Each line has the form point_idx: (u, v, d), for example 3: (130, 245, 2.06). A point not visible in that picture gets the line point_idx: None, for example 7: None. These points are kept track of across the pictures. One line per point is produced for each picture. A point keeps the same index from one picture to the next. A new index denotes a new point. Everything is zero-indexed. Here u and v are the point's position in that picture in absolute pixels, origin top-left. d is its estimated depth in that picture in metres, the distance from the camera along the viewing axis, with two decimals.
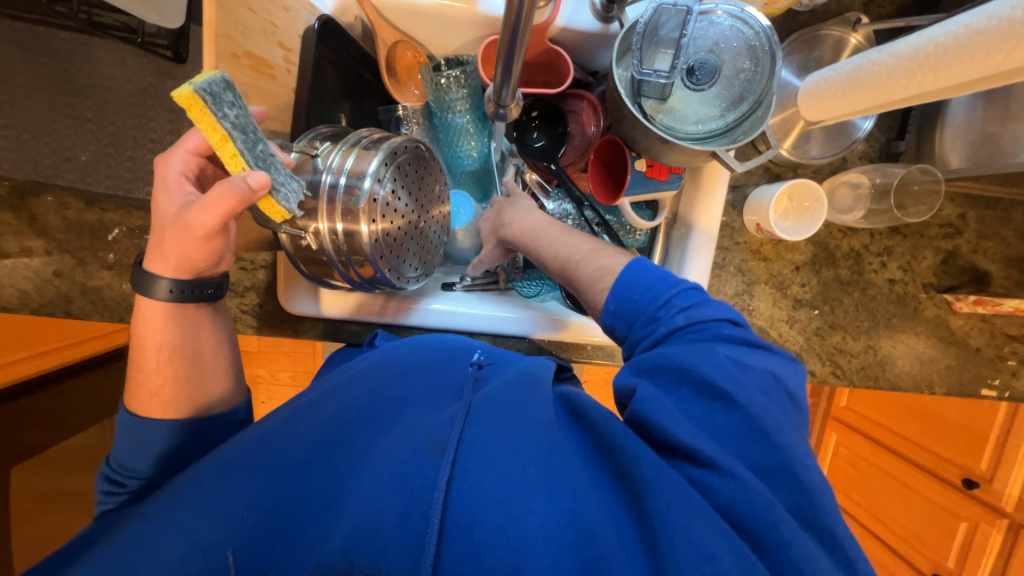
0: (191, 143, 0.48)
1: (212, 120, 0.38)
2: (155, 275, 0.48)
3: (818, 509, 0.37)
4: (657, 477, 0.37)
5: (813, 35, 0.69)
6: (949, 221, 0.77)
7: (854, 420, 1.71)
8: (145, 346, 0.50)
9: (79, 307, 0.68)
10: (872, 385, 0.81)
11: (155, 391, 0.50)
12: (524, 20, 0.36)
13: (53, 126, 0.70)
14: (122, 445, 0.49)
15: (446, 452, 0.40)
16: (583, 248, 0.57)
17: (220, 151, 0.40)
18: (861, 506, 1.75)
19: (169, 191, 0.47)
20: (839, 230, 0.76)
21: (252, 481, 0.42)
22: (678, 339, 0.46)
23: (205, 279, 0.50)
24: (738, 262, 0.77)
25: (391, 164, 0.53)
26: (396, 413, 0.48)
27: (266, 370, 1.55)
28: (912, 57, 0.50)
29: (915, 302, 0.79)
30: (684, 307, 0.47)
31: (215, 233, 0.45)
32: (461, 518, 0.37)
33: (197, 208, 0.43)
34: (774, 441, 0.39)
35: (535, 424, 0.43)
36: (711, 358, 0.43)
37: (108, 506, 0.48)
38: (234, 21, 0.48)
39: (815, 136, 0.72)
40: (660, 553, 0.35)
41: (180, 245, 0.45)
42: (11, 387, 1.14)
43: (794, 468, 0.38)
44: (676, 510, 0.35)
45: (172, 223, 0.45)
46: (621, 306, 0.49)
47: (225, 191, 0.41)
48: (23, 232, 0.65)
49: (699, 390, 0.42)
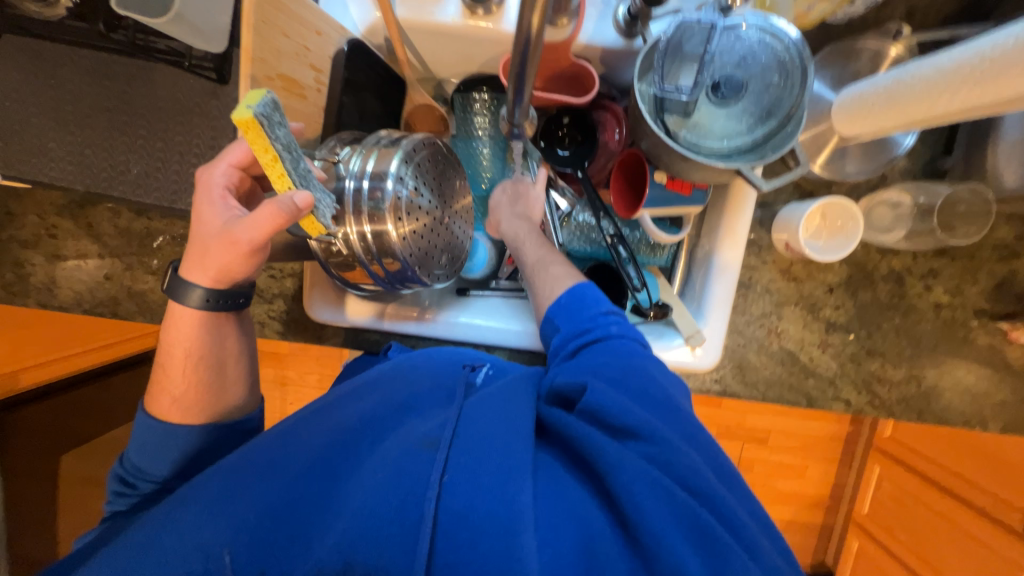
0: (234, 156, 0.51)
1: (264, 142, 0.38)
2: (192, 283, 0.51)
3: (735, 478, 0.48)
4: (619, 458, 0.43)
5: (848, 48, 0.67)
6: (1005, 243, 0.71)
7: (901, 453, 1.60)
8: (174, 352, 0.53)
9: (125, 308, 0.76)
10: (915, 418, 0.75)
11: (177, 397, 0.53)
12: (534, 43, 0.37)
13: (110, 142, 0.67)
14: (136, 448, 0.53)
15: (440, 447, 0.45)
16: (537, 256, 0.64)
17: (269, 171, 0.41)
18: (906, 547, 1.62)
19: (213, 204, 0.49)
20: (877, 251, 0.72)
21: (259, 483, 0.44)
22: (604, 350, 0.52)
23: (237, 289, 0.53)
24: (766, 282, 0.73)
25: (411, 160, 0.55)
26: (382, 407, 0.51)
27: (296, 373, 1.60)
28: (955, 72, 0.47)
29: (965, 330, 0.73)
30: (617, 319, 0.56)
31: (259, 249, 0.47)
32: (456, 508, 0.40)
33: (245, 226, 0.45)
34: (696, 436, 0.48)
35: (525, 411, 0.48)
36: (635, 362, 0.51)
37: (120, 506, 0.53)
38: (270, 47, 0.51)
39: (852, 153, 0.69)
40: (633, 527, 0.40)
41: (225, 258, 0.48)
42: (65, 379, 1.24)
43: (711, 445, 0.49)
44: (639, 486, 0.42)
45: (218, 236, 0.48)
46: (571, 301, 0.57)
47: (275, 211, 0.43)
48: (81, 238, 0.75)
49: (629, 390, 0.49)
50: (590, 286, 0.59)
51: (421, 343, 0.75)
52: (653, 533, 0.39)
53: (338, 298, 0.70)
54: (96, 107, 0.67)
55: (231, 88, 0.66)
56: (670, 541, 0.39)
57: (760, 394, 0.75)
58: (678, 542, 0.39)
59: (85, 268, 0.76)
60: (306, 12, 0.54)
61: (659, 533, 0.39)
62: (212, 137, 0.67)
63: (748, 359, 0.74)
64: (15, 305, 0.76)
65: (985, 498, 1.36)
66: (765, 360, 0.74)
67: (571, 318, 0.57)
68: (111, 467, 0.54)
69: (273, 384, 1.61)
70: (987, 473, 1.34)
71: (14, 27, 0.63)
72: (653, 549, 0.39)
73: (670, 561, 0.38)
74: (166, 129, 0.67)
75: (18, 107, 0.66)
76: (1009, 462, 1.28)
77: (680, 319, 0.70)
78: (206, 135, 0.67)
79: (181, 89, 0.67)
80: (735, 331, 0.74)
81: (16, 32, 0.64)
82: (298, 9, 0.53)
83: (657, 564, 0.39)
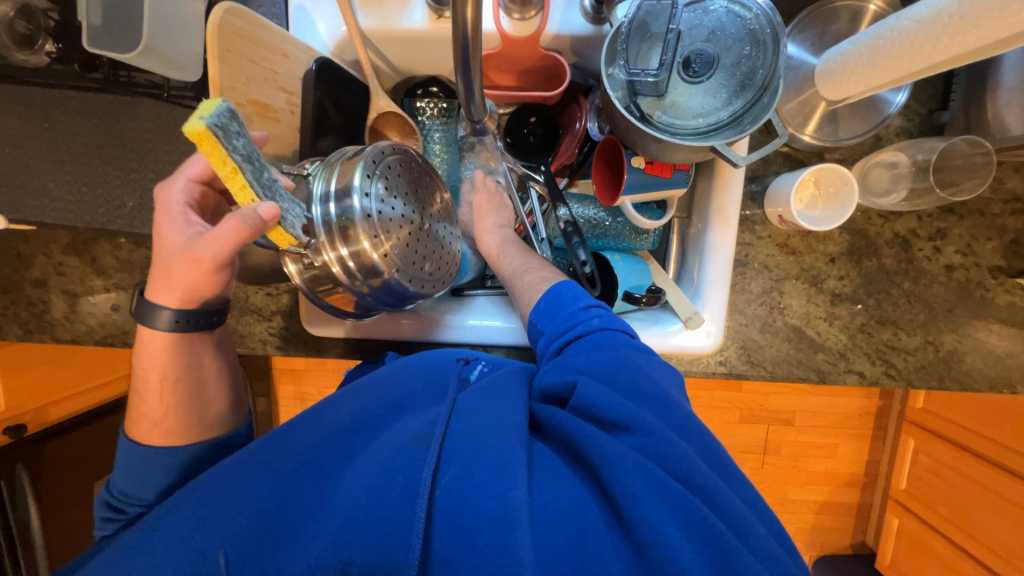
0: (192, 172, 0.52)
1: (222, 155, 0.38)
2: (159, 304, 0.52)
3: (731, 469, 0.47)
4: (611, 449, 0.43)
5: (827, 8, 0.64)
6: (1016, 195, 0.68)
7: (935, 424, 1.53)
8: (148, 376, 0.54)
9: (133, 336, 0.79)
10: (936, 385, 0.72)
11: (157, 419, 0.55)
12: (473, 36, 0.37)
13: (105, 179, 0.70)
14: (122, 472, 0.54)
15: (432, 443, 0.45)
16: (513, 262, 0.66)
17: (230, 183, 0.41)
18: (950, 521, 1.55)
19: (174, 222, 0.50)
20: (879, 215, 0.69)
21: (251, 484, 0.45)
22: (593, 346, 0.52)
23: (209, 308, 0.54)
24: (764, 258, 0.71)
25: (374, 174, 0.55)
26: (382, 414, 0.53)
27: (313, 388, 1.64)
28: (936, 20, 0.45)
29: (981, 291, 0.70)
30: (598, 313, 0.56)
31: (224, 264, 0.49)
32: (448, 505, 0.41)
33: (209, 242, 0.46)
34: (688, 425, 0.47)
35: (516, 407, 0.48)
36: (620, 355, 0.51)
37: (109, 531, 0.54)
38: (237, 72, 0.52)
39: (842, 116, 0.66)
40: (627, 518, 0.40)
41: (190, 276, 0.49)
42: (93, 410, 1.29)
43: (706, 435, 0.48)
44: (633, 477, 0.41)
45: (182, 255, 0.49)
46: (551, 301, 0.58)
47: (237, 224, 0.44)
48: (87, 273, 0.78)
49: (617, 384, 0.49)
50: (571, 282, 0.60)
51: (418, 348, 0.75)
52: (648, 524, 0.39)
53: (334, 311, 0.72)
54: (88, 146, 0.69)
55: None
56: (665, 532, 0.38)
57: (768, 373, 0.73)
58: (672, 531, 0.38)
59: (93, 301, 0.78)
60: (271, 37, 0.56)
61: (653, 522, 0.39)
62: None
63: (752, 339, 0.72)
64: (34, 342, 0.79)
65: None
66: (770, 338, 0.72)
67: (551, 319, 0.57)
68: (99, 494, 0.55)
69: (293, 400, 1.64)
70: None
71: (6, 79, 0.66)
72: (648, 538, 0.38)
73: (664, 551, 0.38)
74: (155, 161, 0.69)
75: (17, 153, 0.69)
76: None
77: (678, 303, 0.69)
78: None
79: (165, 120, 0.69)
80: (736, 311, 0.72)
81: (7, 82, 0.67)
82: (263, 34, 0.54)
83: (651, 555, 0.38)
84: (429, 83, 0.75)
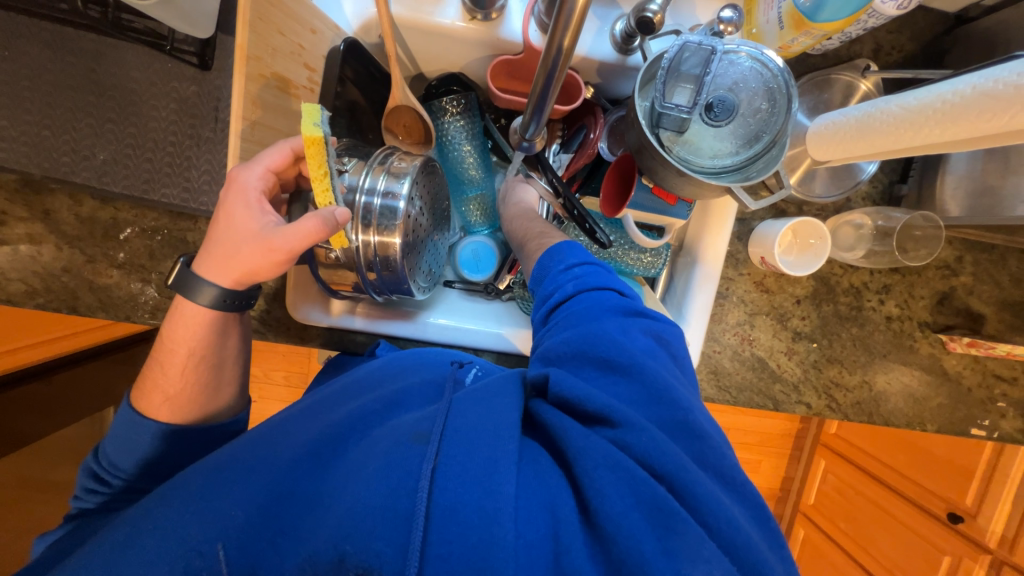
0: (271, 161, 0.49)
1: (323, 158, 0.44)
2: (208, 280, 0.49)
3: (717, 452, 0.45)
4: (586, 443, 0.44)
5: (823, 78, 0.71)
6: (947, 262, 0.79)
7: (844, 447, 1.74)
8: (176, 350, 0.51)
9: (84, 303, 0.71)
10: (866, 420, 0.82)
11: (171, 395, 0.51)
12: (565, 54, 0.40)
13: (73, 125, 0.62)
14: (115, 441, 0.50)
15: (430, 440, 0.43)
16: (536, 227, 0.67)
17: (316, 185, 0.46)
18: (847, 535, 1.75)
19: (248, 208, 0.47)
20: (840, 267, 0.79)
21: (241, 481, 0.42)
22: (570, 317, 0.52)
23: (250, 292, 0.52)
24: (741, 293, 0.78)
25: (418, 178, 0.58)
26: (369, 403, 0.50)
27: (260, 369, 1.54)
28: (920, 112, 0.52)
29: (910, 341, 0.81)
30: (578, 277, 0.55)
31: (296, 258, 0.47)
32: (444, 502, 0.39)
33: (286, 235, 0.45)
34: (670, 402, 0.46)
35: (511, 404, 0.47)
36: (598, 326, 0.50)
37: (88, 505, 0.50)
38: (265, 43, 0.49)
39: (820, 175, 0.75)
40: (593, 512, 0.40)
41: (256, 263, 0.47)
42: None
43: (687, 421, 0.45)
44: (603, 470, 0.42)
45: (253, 242, 0.46)
46: (540, 270, 0.59)
47: (317, 225, 0.44)
48: (35, 226, 0.69)
49: (592, 362, 0.49)
50: (567, 244, 0.59)
51: (409, 346, 0.74)
52: (613, 519, 0.39)
53: (324, 300, 0.69)
54: (58, 85, 0.62)
55: (215, 78, 0.63)
56: (631, 525, 0.39)
57: (732, 398, 0.79)
58: (639, 525, 0.39)
59: (38, 259, 0.70)
60: (303, 11, 0.53)
61: (618, 516, 0.39)
62: (190, 126, 0.63)
63: (722, 365, 0.79)
64: None
65: (916, 489, 1.49)
66: (738, 366, 0.79)
67: (541, 284, 0.58)
68: (82, 463, 0.51)
69: None
70: (919, 466, 1.47)
71: None
72: (612, 533, 0.39)
73: (628, 544, 0.38)
74: (141, 115, 0.63)
75: None
76: (936, 457, 1.41)
77: None
78: (185, 123, 0.63)
79: (157, 73, 0.62)
80: (711, 338, 0.79)
81: None
82: (295, 6, 0.52)
83: (615, 549, 0.38)
84: (444, 82, 0.75)
